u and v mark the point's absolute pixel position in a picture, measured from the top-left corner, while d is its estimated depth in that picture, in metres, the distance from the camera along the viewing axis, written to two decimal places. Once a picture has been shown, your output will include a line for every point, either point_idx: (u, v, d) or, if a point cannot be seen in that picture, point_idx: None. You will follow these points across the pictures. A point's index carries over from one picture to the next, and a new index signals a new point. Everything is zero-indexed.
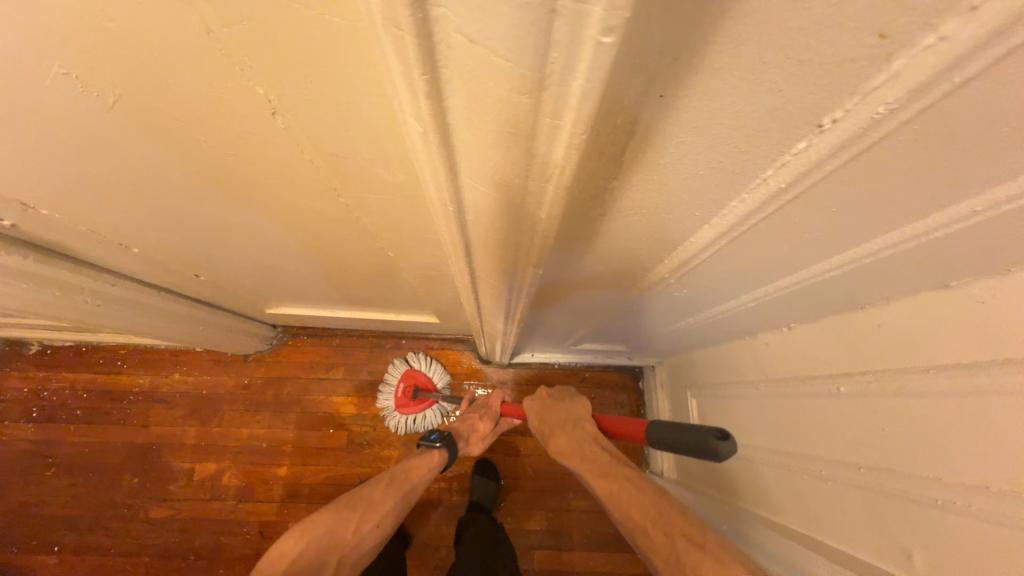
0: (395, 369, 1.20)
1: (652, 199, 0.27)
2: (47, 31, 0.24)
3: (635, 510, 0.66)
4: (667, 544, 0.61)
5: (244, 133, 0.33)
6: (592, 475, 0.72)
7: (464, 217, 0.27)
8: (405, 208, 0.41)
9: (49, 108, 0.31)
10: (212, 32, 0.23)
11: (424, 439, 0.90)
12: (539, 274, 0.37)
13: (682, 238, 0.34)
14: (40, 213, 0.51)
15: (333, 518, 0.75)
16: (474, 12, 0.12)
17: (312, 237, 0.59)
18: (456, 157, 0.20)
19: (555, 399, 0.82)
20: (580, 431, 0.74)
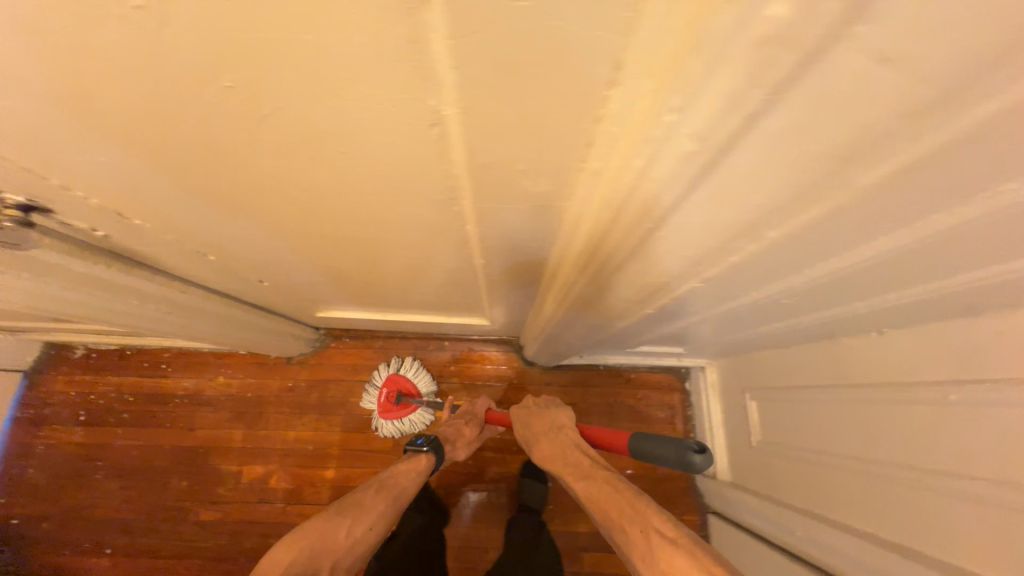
0: (377, 375, 1.17)
1: (845, 214, 0.25)
2: (235, 45, 0.23)
3: (612, 509, 0.63)
4: (643, 544, 0.57)
5: (386, 145, 0.32)
6: (573, 477, 0.71)
7: (658, 228, 0.27)
8: (529, 218, 0.40)
9: (196, 118, 0.31)
10: (417, 45, 0.22)
11: (411, 445, 0.94)
12: (685, 283, 0.37)
13: (843, 252, 0.32)
14: (132, 223, 0.50)
15: (321, 527, 0.69)
16: (921, 36, 0.13)
17: (398, 244, 0.58)
18: (716, 171, 0.21)
19: (541, 407, 0.86)
20: (561, 436, 0.76)
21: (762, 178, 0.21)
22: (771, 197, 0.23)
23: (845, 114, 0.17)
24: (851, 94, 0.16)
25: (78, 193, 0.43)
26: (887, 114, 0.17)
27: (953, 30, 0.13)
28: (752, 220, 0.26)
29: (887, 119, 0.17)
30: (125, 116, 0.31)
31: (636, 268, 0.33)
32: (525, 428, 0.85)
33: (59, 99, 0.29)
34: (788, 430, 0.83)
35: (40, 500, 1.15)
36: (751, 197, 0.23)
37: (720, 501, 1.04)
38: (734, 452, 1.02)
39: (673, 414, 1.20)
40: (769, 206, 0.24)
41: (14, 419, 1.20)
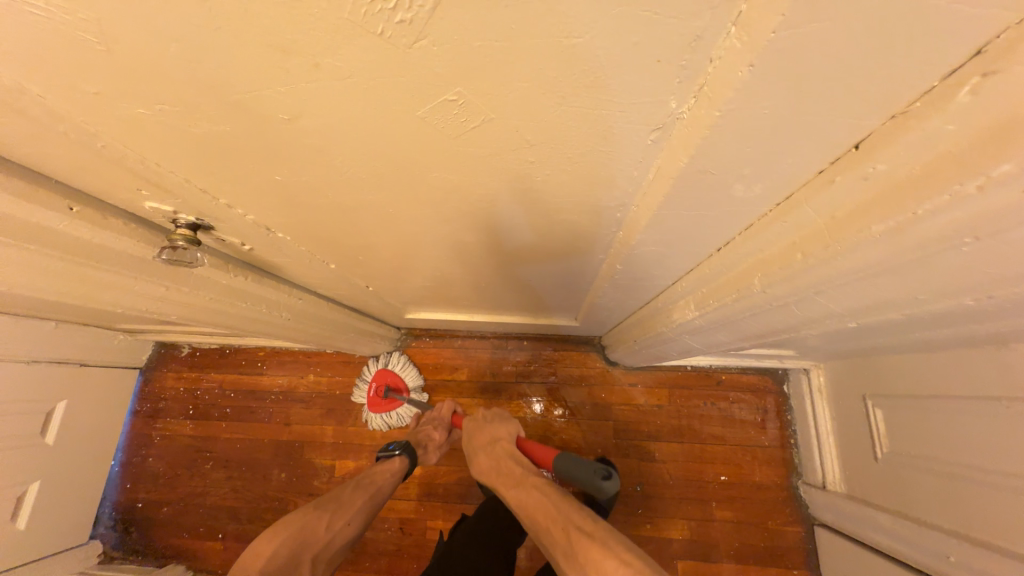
0: (369, 370, 1.24)
1: None
2: (484, 57, 0.22)
3: (538, 511, 0.68)
4: (564, 540, 0.62)
5: (581, 153, 0.30)
6: (508, 486, 0.76)
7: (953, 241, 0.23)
8: (710, 226, 0.37)
9: (393, 135, 0.30)
10: (701, 40, 0.19)
11: (386, 450, 0.96)
12: (909, 301, 0.32)
13: None
14: (277, 237, 0.51)
15: (303, 518, 0.74)
16: None
17: (524, 250, 0.56)
18: None
19: (482, 422, 0.89)
20: (497, 449, 0.81)
21: None
22: None
23: None
24: None
25: (239, 211, 0.44)
26: None
27: None
28: None
29: None
30: (321, 134, 0.30)
31: (890, 278, 0.29)
32: (468, 438, 0.89)
33: (268, 118, 0.29)
34: (929, 443, 0.75)
35: (160, 486, 1.26)
36: None
37: (834, 514, 0.96)
38: (851, 462, 0.94)
39: (770, 418, 1.13)
40: None
41: (134, 412, 1.31)
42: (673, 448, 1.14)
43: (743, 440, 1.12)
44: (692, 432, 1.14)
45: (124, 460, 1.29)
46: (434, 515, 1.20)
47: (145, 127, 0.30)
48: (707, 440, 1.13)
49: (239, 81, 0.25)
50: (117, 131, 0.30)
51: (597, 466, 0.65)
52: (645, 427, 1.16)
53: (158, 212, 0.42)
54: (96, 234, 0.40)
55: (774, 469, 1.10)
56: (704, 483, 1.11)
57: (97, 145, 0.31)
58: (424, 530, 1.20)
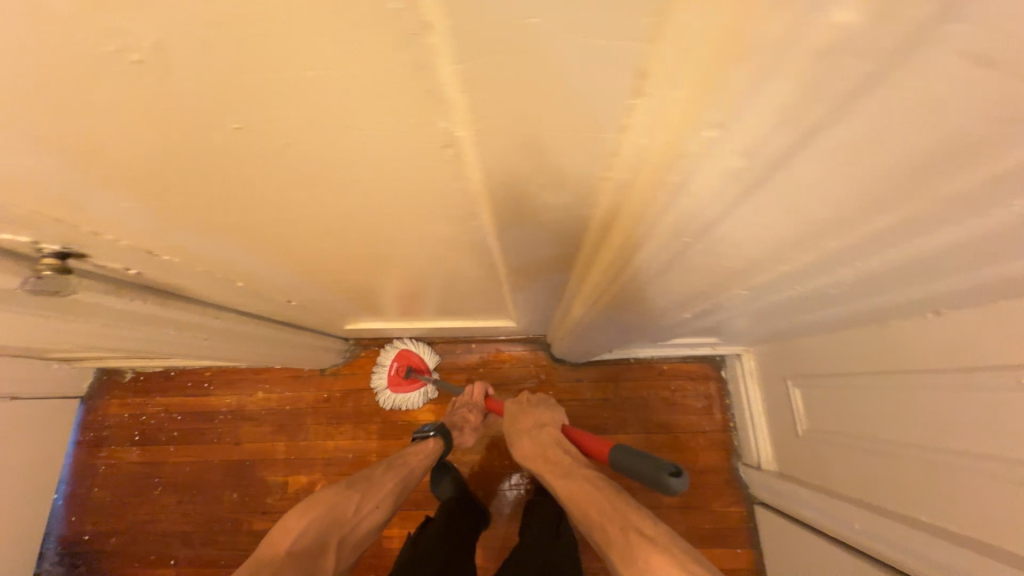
0: (390, 349, 1.23)
1: (921, 207, 0.24)
2: (244, 91, 0.23)
3: (590, 506, 0.65)
4: (618, 537, 0.58)
5: (401, 167, 0.31)
6: (555, 475, 0.74)
7: (696, 229, 0.26)
8: (555, 227, 0.39)
9: (213, 159, 0.30)
10: (423, 70, 0.21)
11: (421, 433, 1.03)
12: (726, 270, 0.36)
13: (899, 245, 0.31)
14: (163, 259, 0.51)
15: (333, 499, 0.74)
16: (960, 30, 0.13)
17: (418, 258, 0.57)
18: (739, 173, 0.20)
19: (526, 408, 0.90)
20: (543, 434, 0.80)
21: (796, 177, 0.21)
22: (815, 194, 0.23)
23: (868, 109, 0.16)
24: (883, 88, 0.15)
25: (108, 236, 0.44)
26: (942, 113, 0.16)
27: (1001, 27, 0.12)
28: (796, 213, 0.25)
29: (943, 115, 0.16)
30: (145, 161, 0.31)
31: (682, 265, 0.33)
32: (511, 421, 0.90)
33: (82, 150, 0.29)
34: (839, 419, 0.79)
35: (108, 516, 1.23)
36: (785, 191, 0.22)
37: (768, 492, 1.00)
38: (779, 441, 0.98)
39: (712, 404, 1.17)
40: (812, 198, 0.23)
41: (76, 443, 1.27)
42: (621, 440, 1.16)
43: (687, 426, 1.16)
44: (639, 421, 1.17)
45: (69, 492, 1.25)
46: (389, 524, 1.20)
47: None
48: (652, 429, 1.17)
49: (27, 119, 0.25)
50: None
51: (663, 460, 0.56)
52: (594, 421, 1.18)
53: (16, 243, 0.41)
54: None
55: (717, 452, 1.14)
56: None
57: None
58: (381, 539, 1.20)
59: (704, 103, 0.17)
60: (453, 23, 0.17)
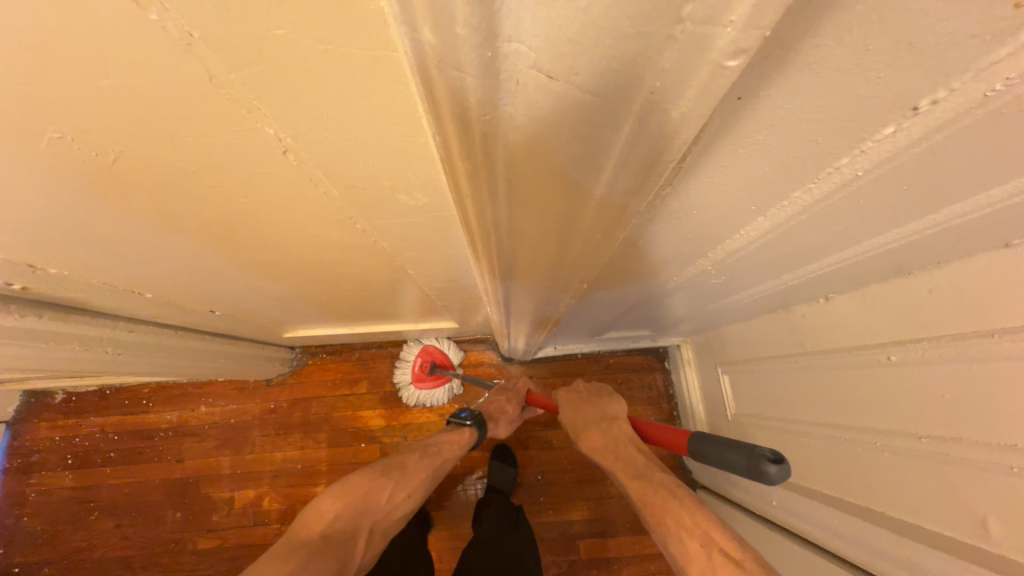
0: (415, 343, 1.21)
1: (717, 198, 0.26)
2: (39, 102, 0.23)
3: (672, 514, 0.63)
4: (700, 558, 0.58)
5: (255, 173, 0.31)
6: (628, 475, 0.71)
7: (505, 241, 0.27)
8: (432, 228, 0.40)
9: (51, 171, 0.30)
10: (213, 79, 0.21)
11: (455, 416, 0.93)
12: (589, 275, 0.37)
13: (730, 233, 0.33)
14: (50, 273, 0.49)
15: (368, 486, 0.74)
16: (563, 49, 0.13)
17: (326, 263, 0.57)
18: (502, 189, 0.21)
19: (590, 396, 0.80)
20: (615, 430, 0.73)
21: (541, 199, 0.22)
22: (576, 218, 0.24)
23: (550, 137, 0.17)
24: (542, 113, 0.16)
25: None
26: (608, 148, 0.18)
27: (585, 47, 0.13)
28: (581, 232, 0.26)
29: (610, 151, 0.18)
30: None
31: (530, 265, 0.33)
32: (571, 412, 0.79)
33: None
34: (760, 402, 0.83)
35: (41, 545, 1.16)
36: (545, 212, 0.23)
37: (709, 477, 1.04)
38: (713, 426, 1.02)
39: (656, 395, 1.21)
40: (592, 220, 0.24)
41: (3, 469, 1.20)
42: None
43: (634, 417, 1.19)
44: None
45: None
46: None
47: None
48: None
49: None
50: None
51: (760, 447, 0.48)
52: (545, 417, 1.20)
53: None
54: None
55: None
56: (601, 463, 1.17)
57: None
58: None
59: None
60: (200, 33, 0.18)
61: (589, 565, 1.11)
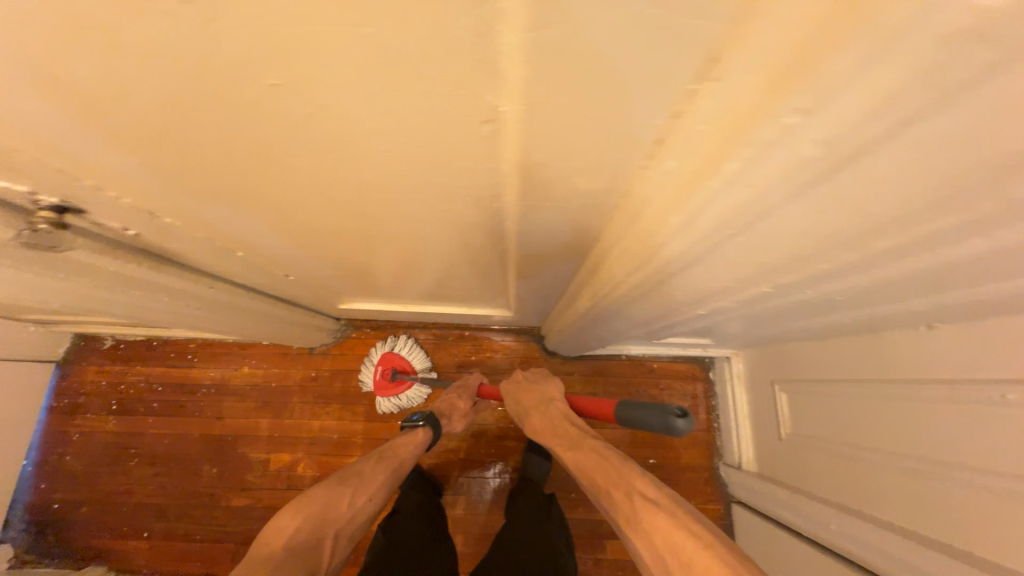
0: (374, 352, 1.20)
1: (971, 226, 0.25)
2: (286, 44, 0.22)
3: (598, 474, 0.70)
4: (627, 505, 0.63)
5: (433, 140, 0.30)
6: (564, 448, 0.77)
7: (727, 228, 0.27)
8: (577, 216, 0.39)
9: (233, 116, 0.29)
10: (483, 36, 0.20)
11: (409, 420, 0.97)
12: (750, 276, 0.36)
13: (927, 263, 0.31)
14: (164, 222, 0.49)
15: (327, 495, 0.72)
16: None
17: (426, 239, 0.57)
18: (794, 169, 0.21)
19: (532, 383, 0.90)
20: (551, 410, 0.82)
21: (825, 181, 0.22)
22: (839, 203, 0.24)
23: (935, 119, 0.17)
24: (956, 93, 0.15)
25: (109, 193, 0.42)
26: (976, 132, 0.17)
27: None
28: (825, 219, 0.25)
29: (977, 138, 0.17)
30: (159, 113, 0.29)
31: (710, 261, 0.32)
32: (517, 402, 0.90)
33: (99, 98, 0.27)
34: (822, 424, 0.81)
35: (79, 485, 1.19)
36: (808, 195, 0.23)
37: (747, 492, 1.03)
38: (760, 442, 1.01)
39: (695, 404, 1.19)
40: (844, 206, 0.24)
41: (49, 408, 1.23)
42: (607, 434, 1.18)
43: None
44: None
45: (38, 460, 1.21)
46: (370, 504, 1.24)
47: None
48: None
49: (41, 56, 0.23)
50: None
51: (671, 405, 0.55)
52: None
53: (11, 194, 0.39)
54: None
55: (699, 452, 1.17)
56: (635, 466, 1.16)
57: None
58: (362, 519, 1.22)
59: (786, 90, 0.17)
60: None
61: (615, 565, 1.11)
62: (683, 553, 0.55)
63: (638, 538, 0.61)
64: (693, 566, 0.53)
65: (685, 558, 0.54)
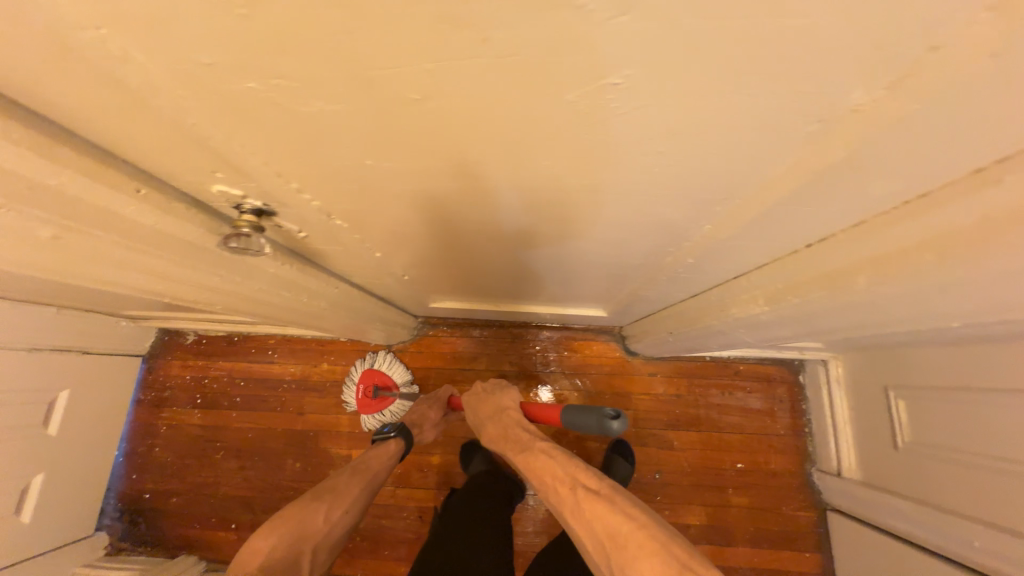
0: (354, 372, 1.22)
1: None
2: (682, 34, 0.20)
3: (546, 474, 0.69)
4: (571, 499, 0.64)
5: (715, 144, 0.29)
6: (515, 452, 0.76)
7: None
8: (818, 219, 0.36)
9: (518, 120, 0.28)
10: (936, 27, 0.18)
11: (380, 433, 0.94)
12: None
13: None
14: (334, 223, 0.49)
15: (300, 512, 0.69)
16: None
17: (584, 241, 0.55)
18: None
19: (488, 391, 0.88)
20: (504, 418, 0.81)
21: None
22: None
23: None
24: None
25: (306, 196, 0.41)
26: None
27: None
28: None
29: None
30: (443, 116, 0.28)
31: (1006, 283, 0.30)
32: (473, 411, 0.88)
33: (397, 99, 0.26)
34: (950, 433, 0.77)
35: (168, 477, 1.22)
36: None
37: (850, 501, 0.99)
38: (868, 450, 0.97)
39: (784, 408, 1.16)
40: None
41: (137, 401, 1.26)
42: (691, 437, 1.16)
43: (760, 429, 1.15)
44: (711, 421, 1.16)
45: (129, 451, 1.24)
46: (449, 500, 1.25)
47: (244, 103, 0.27)
48: (726, 428, 1.16)
49: (388, 54, 0.22)
50: (197, 102, 0.27)
51: (605, 408, 0.65)
52: (663, 416, 1.17)
53: (223, 196, 0.39)
54: (161, 220, 0.36)
55: (788, 458, 1.13)
56: (721, 470, 1.14)
57: (185, 121, 0.29)
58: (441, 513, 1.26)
59: None
60: None
61: None
62: (619, 537, 0.56)
63: (583, 529, 0.61)
64: (629, 549, 0.54)
65: (622, 543, 0.55)
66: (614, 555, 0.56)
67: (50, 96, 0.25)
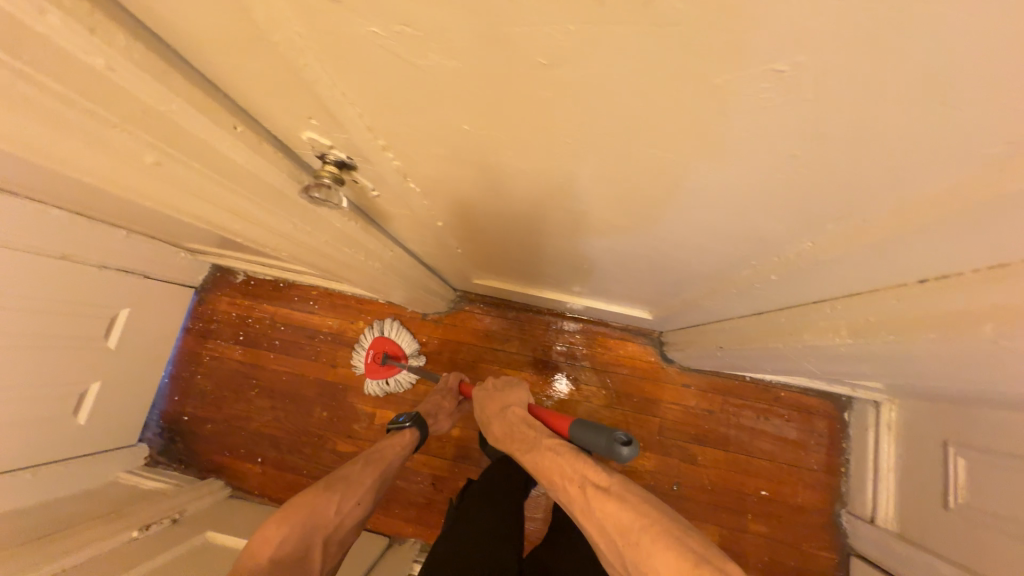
0: (363, 339, 1.24)
1: None
2: (894, 17, 0.17)
3: (553, 473, 0.64)
4: (580, 497, 0.59)
5: (863, 154, 0.25)
6: (522, 451, 0.73)
7: None
8: (953, 253, 0.32)
9: (645, 104, 0.26)
10: None
11: (394, 423, 0.97)
12: None
13: None
14: (409, 186, 0.48)
15: (313, 501, 0.70)
16: None
17: (657, 240, 0.52)
18: None
19: (494, 390, 0.87)
20: (509, 416, 0.79)
21: None
22: None
23: None
24: None
25: (390, 155, 0.40)
26: None
27: None
28: None
29: None
30: (565, 86, 0.26)
31: None
32: (481, 408, 0.87)
33: (523, 62, 0.24)
34: (1012, 503, 0.71)
35: (206, 404, 1.29)
36: None
37: (880, 551, 0.94)
38: (911, 502, 0.91)
39: (820, 443, 1.10)
40: None
41: (186, 329, 1.34)
42: (716, 455, 1.12)
43: (791, 461, 1.10)
44: (739, 443, 1.12)
45: (174, 373, 1.32)
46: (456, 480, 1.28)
47: (361, 48, 0.26)
48: (754, 453, 1.11)
49: (534, 10, 0.20)
50: (314, 42, 0.26)
51: (617, 431, 0.62)
52: (689, 429, 1.14)
53: (311, 144, 0.38)
54: (250, 160, 0.36)
55: (816, 494, 1.08)
56: (742, 494, 1.10)
57: (295, 61, 0.28)
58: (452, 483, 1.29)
59: None
60: None
61: None
62: (630, 534, 0.52)
63: (601, 534, 0.56)
64: (641, 543, 0.51)
65: (635, 539, 0.51)
66: (629, 554, 0.52)
67: (174, 20, 0.24)
